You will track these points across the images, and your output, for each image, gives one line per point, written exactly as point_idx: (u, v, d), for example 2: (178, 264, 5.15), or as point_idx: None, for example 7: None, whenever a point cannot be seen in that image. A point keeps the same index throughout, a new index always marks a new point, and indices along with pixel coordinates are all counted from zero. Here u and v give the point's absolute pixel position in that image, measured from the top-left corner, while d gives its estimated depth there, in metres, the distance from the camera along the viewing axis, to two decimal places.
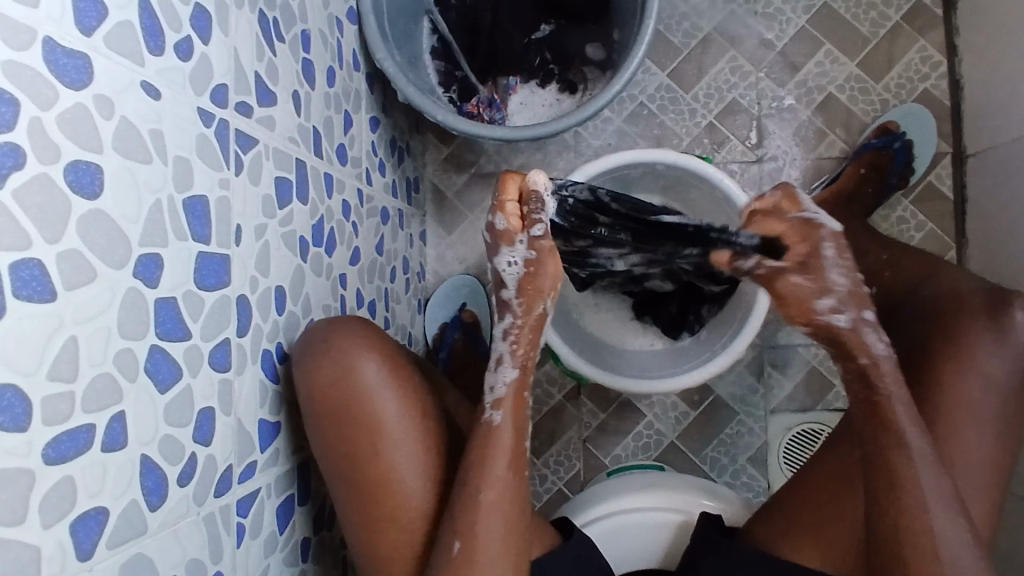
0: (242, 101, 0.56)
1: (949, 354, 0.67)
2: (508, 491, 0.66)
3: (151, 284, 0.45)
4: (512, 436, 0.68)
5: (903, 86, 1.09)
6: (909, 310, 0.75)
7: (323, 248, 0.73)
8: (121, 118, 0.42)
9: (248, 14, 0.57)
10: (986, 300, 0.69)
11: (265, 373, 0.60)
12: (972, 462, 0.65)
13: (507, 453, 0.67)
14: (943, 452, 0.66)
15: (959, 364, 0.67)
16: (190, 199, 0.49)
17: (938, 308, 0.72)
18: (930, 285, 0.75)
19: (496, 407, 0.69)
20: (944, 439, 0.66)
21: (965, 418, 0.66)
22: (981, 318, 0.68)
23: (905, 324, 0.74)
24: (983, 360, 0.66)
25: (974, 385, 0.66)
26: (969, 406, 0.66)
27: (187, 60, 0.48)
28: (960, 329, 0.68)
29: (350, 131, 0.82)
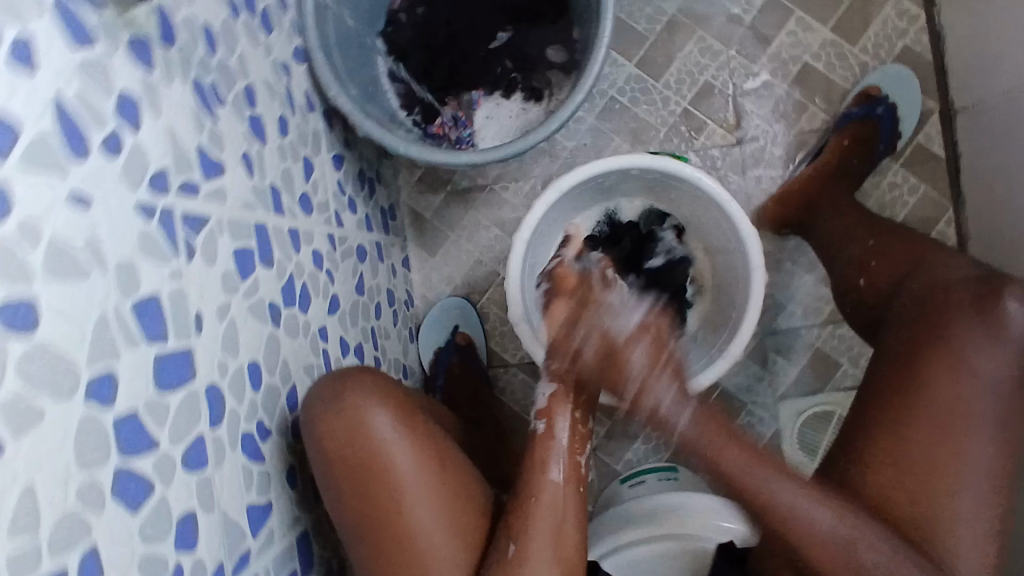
0: (185, 180, 0.53)
1: (943, 353, 0.68)
2: (557, 499, 0.69)
3: (108, 405, 0.42)
4: (566, 440, 0.73)
5: (880, 46, 1.05)
6: (902, 304, 0.77)
7: (297, 306, 0.70)
8: (52, 238, 0.39)
9: (181, 85, 0.54)
10: (976, 292, 0.71)
11: (247, 456, 0.58)
12: (970, 472, 0.65)
13: (562, 456, 0.72)
14: (935, 460, 0.66)
15: (952, 364, 0.68)
16: (139, 301, 0.46)
17: (928, 297, 0.74)
18: (917, 279, 0.77)
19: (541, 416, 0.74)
20: (937, 447, 0.66)
21: (961, 424, 0.66)
22: (971, 315, 0.70)
23: (895, 325, 0.76)
24: (976, 359, 0.67)
25: (966, 385, 0.67)
26: (963, 409, 0.66)
27: (117, 155, 0.45)
28: (948, 321, 0.71)
29: (312, 177, 0.79)
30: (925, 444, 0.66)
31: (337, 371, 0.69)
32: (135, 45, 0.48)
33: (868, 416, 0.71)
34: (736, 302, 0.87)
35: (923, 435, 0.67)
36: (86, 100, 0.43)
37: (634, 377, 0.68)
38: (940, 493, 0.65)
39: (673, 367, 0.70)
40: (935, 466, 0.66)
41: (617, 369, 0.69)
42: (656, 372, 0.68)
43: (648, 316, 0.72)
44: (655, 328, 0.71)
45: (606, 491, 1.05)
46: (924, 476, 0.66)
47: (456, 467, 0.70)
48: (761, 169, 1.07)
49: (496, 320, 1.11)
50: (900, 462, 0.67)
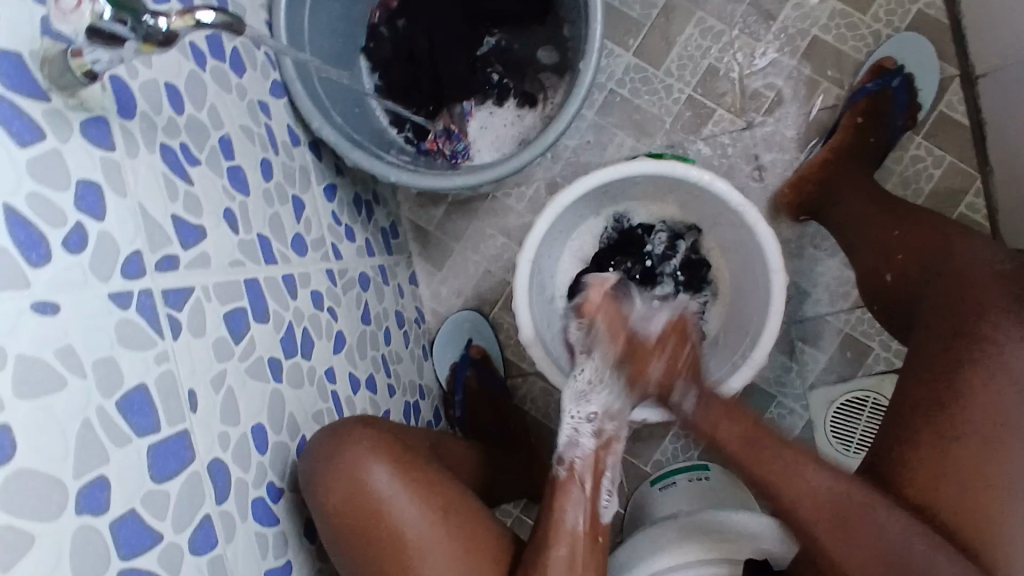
0: (163, 256, 0.51)
1: (978, 357, 0.64)
2: (570, 550, 0.65)
3: (102, 512, 0.42)
4: (587, 483, 0.69)
5: (893, 12, 0.99)
6: (930, 300, 0.73)
7: (300, 354, 0.69)
8: (17, 358, 0.38)
9: (148, 155, 0.52)
10: (1009, 287, 0.66)
11: (261, 521, 0.57)
12: (1016, 486, 0.60)
13: (582, 503, 0.68)
14: (979, 474, 0.61)
15: (989, 370, 0.63)
16: (124, 395, 0.45)
17: (958, 297, 0.69)
18: (940, 275, 0.73)
19: (563, 462, 0.71)
20: (976, 460, 0.61)
21: (1000, 435, 0.61)
22: (1007, 313, 0.65)
23: (923, 329, 0.71)
24: (1014, 363, 0.62)
25: (1007, 393, 0.62)
26: (1001, 417, 0.62)
27: (81, 251, 0.44)
28: (979, 326, 0.65)
29: (304, 216, 0.77)
30: (962, 457, 0.62)
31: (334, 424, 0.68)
32: (88, 126, 0.46)
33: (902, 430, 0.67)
34: (754, 302, 0.83)
35: (958, 448, 0.62)
36: (39, 200, 0.41)
37: (654, 382, 0.73)
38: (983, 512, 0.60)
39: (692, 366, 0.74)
40: (974, 481, 0.61)
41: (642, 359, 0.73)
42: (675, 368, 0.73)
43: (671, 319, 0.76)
44: (678, 327, 0.75)
45: (637, 495, 1.03)
46: (964, 490, 0.61)
47: (462, 516, 0.68)
48: (774, 152, 1.02)
49: (510, 330, 1.09)
50: (940, 478, 0.62)
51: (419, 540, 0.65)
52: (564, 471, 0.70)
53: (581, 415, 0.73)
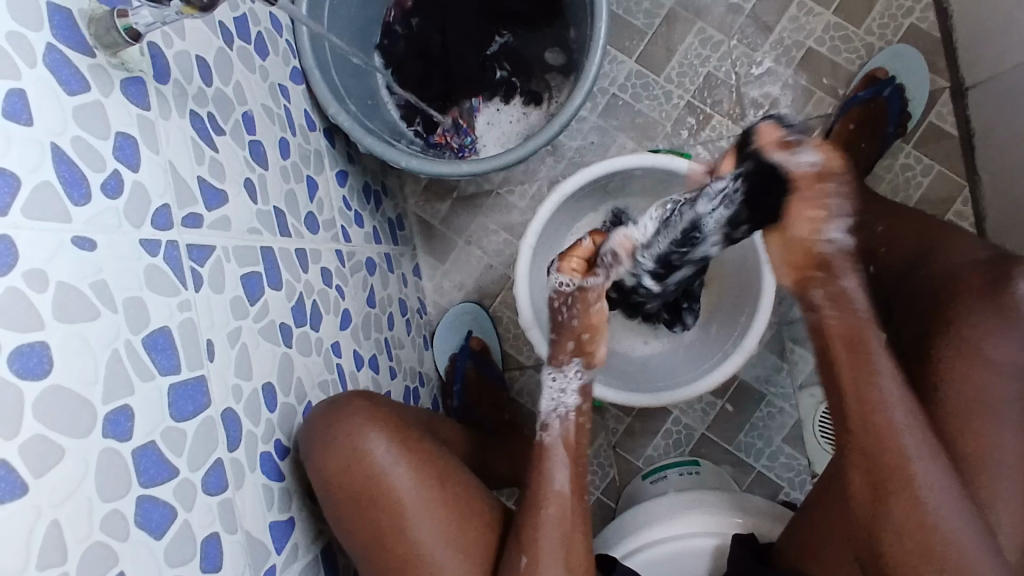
0: (189, 213, 0.54)
1: (958, 341, 0.65)
2: (563, 511, 0.68)
3: (125, 439, 0.44)
4: (567, 451, 0.71)
5: (886, 27, 1.04)
6: (907, 289, 0.75)
7: (308, 325, 0.71)
8: (58, 283, 0.41)
9: (179, 118, 0.55)
10: (986, 275, 0.68)
11: (267, 475, 0.60)
12: (998, 463, 0.62)
13: (565, 464, 0.70)
14: (963, 452, 0.63)
15: (968, 355, 0.65)
16: (149, 334, 0.47)
17: (938, 284, 0.71)
18: (926, 265, 0.75)
19: (547, 429, 0.73)
20: (963, 439, 0.64)
21: (980, 415, 0.63)
22: (982, 295, 0.66)
23: (905, 314, 0.73)
24: (991, 346, 0.64)
25: (985, 376, 0.64)
26: (982, 401, 0.63)
27: (117, 196, 0.47)
28: (958, 312, 0.67)
29: (317, 196, 0.80)
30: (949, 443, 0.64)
31: (334, 397, 0.69)
32: (127, 85, 0.50)
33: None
34: (747, 297, 0.86)
35: (945, 428, 0.64)
36: (82, 145, 0.44)
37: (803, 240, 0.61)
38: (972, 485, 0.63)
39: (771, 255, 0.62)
40: (963, 459, 0.63)
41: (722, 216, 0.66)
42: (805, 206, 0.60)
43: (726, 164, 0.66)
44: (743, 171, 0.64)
45: (629, 489, 1.04)
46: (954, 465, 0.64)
47: (455, 487, 0.69)
48: None
49: (510, 323, 1.11)
50: None
51: (413, 510, 0.65)
52: (549, 437, 0.72)
53: (564, 380, 0.74)
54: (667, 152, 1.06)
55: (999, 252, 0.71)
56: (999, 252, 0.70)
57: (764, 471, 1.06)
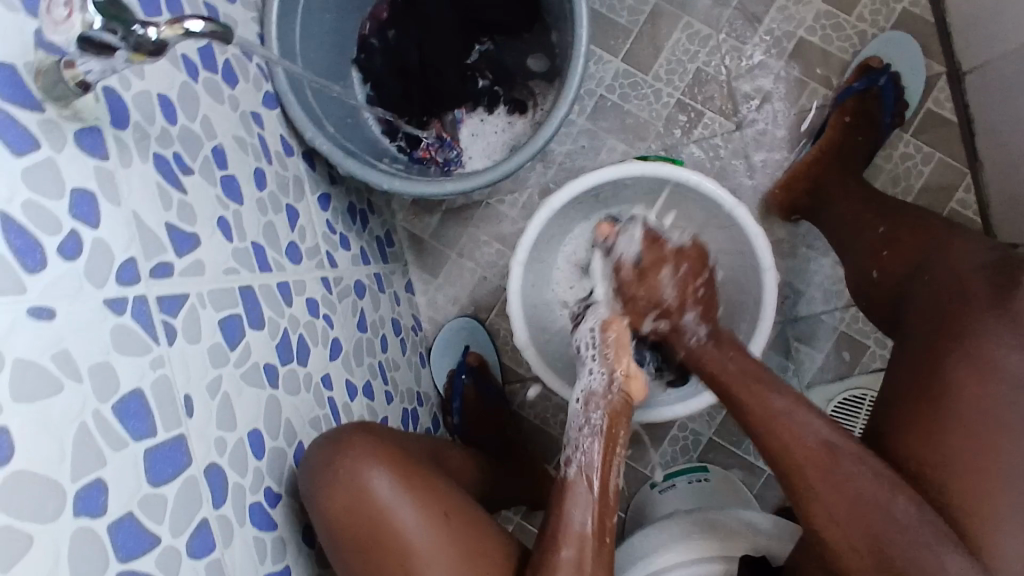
0: (158, 263, 0.52)
1: (967, 354, 0.63)
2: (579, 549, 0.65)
3: (98, 515, 0.42)
4: (596, 486, 0.68)
5: (878, 12, 1.00)
6: (919, 298, 0.72)
7: (295, 361, 0.69)
8: (15, 360, 0.38)
9: (143, 164, 0.53)
10: (992, 282, 0.65)
11: (259, 526, 0.58)
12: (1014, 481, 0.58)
13: (588, 504, 0.67)
14: (973, 473, 0.59)
15: (979, 368, 0.62)
16: (120, 399, 0.45)
17: (943, 294, 0.68)
18: (935, 264, 0.72)
19: (569, 465, 0.71)
20: (975, 457, 0.59)
21: (993, 431, 0.59)
22: (989, 307, 0.64)
23: (917, 325, 0.70)
24: (1004, 358, 0.61)
25: (996, 389, 0.60)
26: (996, 416, 0.60)
27: (77, 257, 0.44)
28: (968, 324, 0.64)
29: (298, 224, 0.78)
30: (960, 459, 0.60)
31: (338, 431, 0.67)
32: (82, 136, 0.47)
33: (899, 435, 0.65)
34: (748, 302, 0.84)
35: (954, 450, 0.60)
36: (34, 208, 0.42)
37: (665, 299, 0.79)
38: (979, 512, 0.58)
39: (706, 303, 0.80)
40: (972, 481, 0.59)
41: (655, 276, 0.80)
42: (690, 289, 0.79)
43: (693, 242, 0.83)
44: (697, 251, 0.81)
45: (637, 499, 1.02)
46: (961, 485, 0.59)
47: (462, 521, 0.67)
48: (765, 153, 1.03)
49: (507, 336, 1.09)
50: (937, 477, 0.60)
51: (420, 551, 0.63)
52: (571, 472, 0.70)
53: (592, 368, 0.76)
54: (659, 153, 1.03)
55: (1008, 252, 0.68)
56: (1006, 255, 0.68)
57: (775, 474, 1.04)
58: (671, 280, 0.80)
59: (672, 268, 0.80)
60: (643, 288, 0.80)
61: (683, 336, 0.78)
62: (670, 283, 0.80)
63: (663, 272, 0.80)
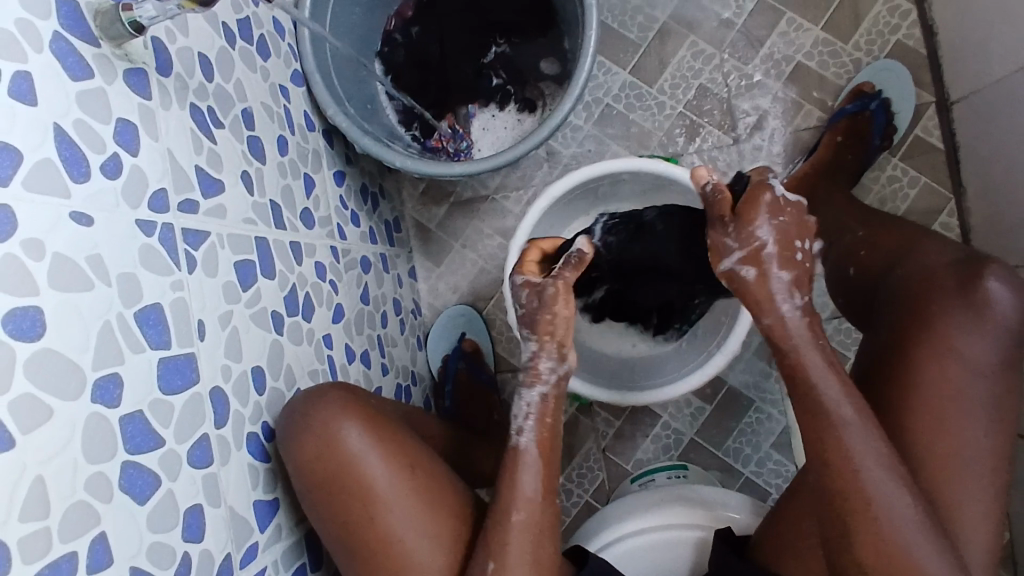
0: (185, 199, 0.57)
1: (928, 337, 0.66)
2: (536, 522, 0.65)
3: (112, 406, 0.46)
4: (541, 457, 0.68)
5: (873, 42, 1.07)
6: (885, 288, 0.75)
7: (300, 315, 0.73)
8: (54, 254, 0.43)
9: (179, 110, 0.58)
10: (961, 275, 0.68)
11: (253, 455, 0.62)
12: (965, 457, 0.63)
13: (536, 470, 0.67)
14: (938, 449, 0.63)
15: (939, 350, 0.65)
16: (141, 310, 0.50)
17: (914, 284, 0.71)
18: (906, 260, 0.75)
19: (522, 433, 0.69)
20: (939, 434, 0.63)
21: (955, 408, 0.64)
22: (954, 296, 0.67)
23: (882, 311, 0.73)
24: (967, 343, 0.65)
25: (958, 373, 0.64)
26: (959, 394, 0.64)
27: (116, 177, 0.50)
28: (936, 312, 0.67)
29: (314, 193, 0.83)
30: (923, 437, 0.64)
31: (313, 387, 0.69)
32: (130, 75, 0.53)
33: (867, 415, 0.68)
34: (732, 298, 0.88)
35: (918, 429, 0.64)
36: (83, 128, 0.47)
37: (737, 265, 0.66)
38: (938, 484, 0.63)
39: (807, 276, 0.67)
40: (936, 457, 0.63)
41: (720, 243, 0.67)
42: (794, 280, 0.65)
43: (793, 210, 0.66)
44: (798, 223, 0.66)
45: (618, 491, 1.05)
46: (922, 465, 0.64)
47: (430, 478, 0.68)
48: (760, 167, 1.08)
49: (502, 326, 1.13)
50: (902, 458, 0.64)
51: (386, 499, 0.65)
52: (525, 442, 0.68)
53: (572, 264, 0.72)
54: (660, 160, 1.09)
55: (973, 252, 0.71)
56: (969, 254, 0.71)
57: (752, 477, 1.07)
58: (733, 245, 0.66)
59: (769, 217, 0.65)
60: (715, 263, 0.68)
61: (775, 303, 0.65)
62: (769, 232, 0.65)
63: (722, 237, 0.67)
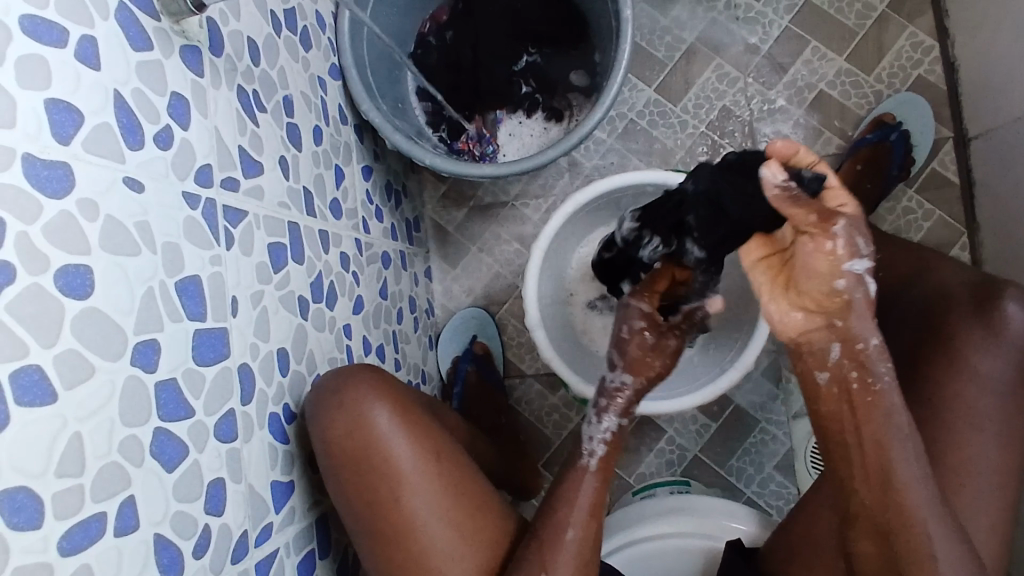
0: (227, 177, 0.58)
1: (945, 355, 0.68)
2: (580, 528, 0.67)
3: (149, 370, 0.47)
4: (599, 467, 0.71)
5: (895, 75, 1.09)
6: (902, 307, 0.77)
7: (324, 302, 0.74)
8: (106, 217, 0.44)
9: (227, 90, 0.59)
10: (976, 296, 0.69)
11: (274, 436, 0.62)
12: (982, 473, 0.65)
13: (591, 484, 0.70)
14: (948, 458, 0.65)
15: (956, 368, 0.67)
16: (182, 281, 0.51)
17: (931, 304, 0.73)
18: (922, 282, 0.76)
19: (592, 452, 0.72)
20: (949, 443, 0.66)
21: (971, 423, 0.65)
22: (970, 317, 0.68)
23: (900, 329, 0.75)
24: (981, 360, 0.66)
25: (975, 390, 0.66)
26: (972, 409, 0.66)
27: (167, 148, 0.51)
28: (955, 329, 0.69)
29: (343, 185, 0.84)
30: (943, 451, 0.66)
31: (344, 368, 0.69)
32: (185, 51, 0.54)
33: None
34: (747, 315, 0.89)
35: (929, 437, 0.67)
36: (140, 97, 0.48)
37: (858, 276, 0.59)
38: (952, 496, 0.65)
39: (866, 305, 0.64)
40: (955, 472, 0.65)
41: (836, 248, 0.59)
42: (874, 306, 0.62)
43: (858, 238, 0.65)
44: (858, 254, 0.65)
45: (619, 503, 1.05)
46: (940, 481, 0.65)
47: (453, 463, 0.69)
48: None
49: (514, 332, 1.14)
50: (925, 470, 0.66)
51: (410, 481, 0.66)
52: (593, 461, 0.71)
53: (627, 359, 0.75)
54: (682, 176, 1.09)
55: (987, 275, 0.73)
56: (985, 276, 0.72)
57: (754, 497, 1.07)
58: (863, 250, 0.59)
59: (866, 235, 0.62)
60: (823, 267, 0.60)
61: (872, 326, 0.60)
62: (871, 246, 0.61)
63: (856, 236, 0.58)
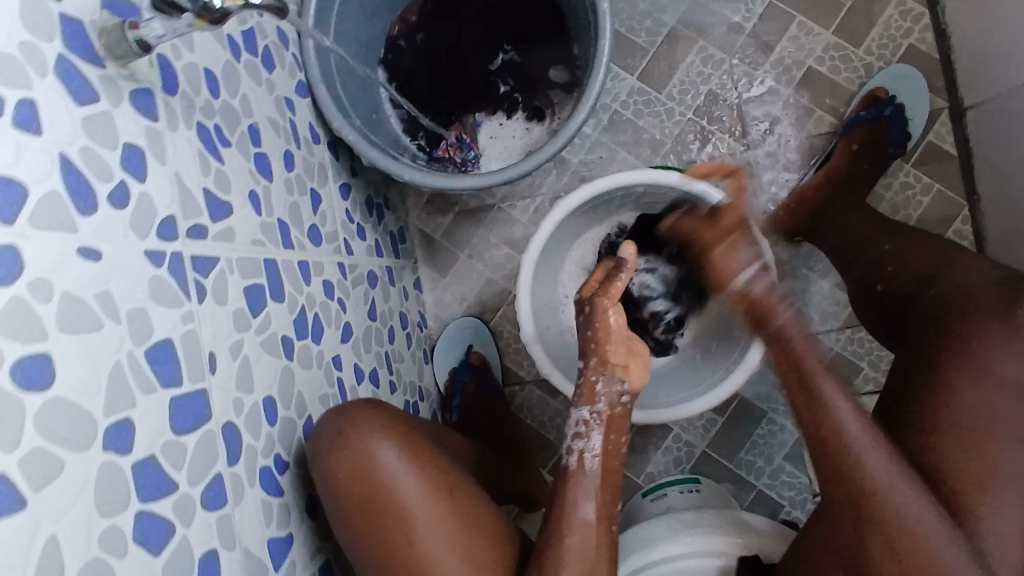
0: (194, 225, 0.54)
1: (966, 358, 0.66)
2: (587, 540, 0.63)
3: (124, 451, 0.43)
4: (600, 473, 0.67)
5: (885, 47, 1.05)
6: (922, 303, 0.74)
7: (310, 338, 0.71)
8: (63, 294, 0.40)
9: (186, 130, 0.55)
10: (1000, 297, 0.68)
11: (267, 491, 0.59)
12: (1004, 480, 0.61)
13: (593, 493, 0.65)
14: (965, 466, 0.62)
15: (979, 372, 0.65)
16: (152, 347, 0.47)
17: (949, 306, 0.70)
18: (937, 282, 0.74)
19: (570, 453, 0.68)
20: (968, 453, 0.63)
21: (992, 430, 0.63)
22: (997, 318, 0.66)
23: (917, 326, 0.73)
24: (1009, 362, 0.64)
25: (998, 394, 0.63)
26: (996, 415, 0.63)
27: (124, 206, 0.47)
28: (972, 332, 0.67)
29: (321, 209, 0.80)
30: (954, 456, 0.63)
31: (348, 408, 0.68)
32: (137, 96, 0.50)
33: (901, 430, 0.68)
34: None
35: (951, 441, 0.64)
36: (89, 154, 0.44)
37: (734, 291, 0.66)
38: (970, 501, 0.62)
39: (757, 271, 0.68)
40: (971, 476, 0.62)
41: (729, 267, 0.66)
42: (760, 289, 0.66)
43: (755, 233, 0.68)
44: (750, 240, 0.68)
45: (629, 505, 1.03)
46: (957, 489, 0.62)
47: (467, 499, 0.67)
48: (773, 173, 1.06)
49: (510, 338, 1.11)
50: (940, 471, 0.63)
51: (421, 518, 0.63)
52: (573, 460, 0.67)
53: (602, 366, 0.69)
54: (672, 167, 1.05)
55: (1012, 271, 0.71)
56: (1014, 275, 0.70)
57: (765, 490, 1.05)
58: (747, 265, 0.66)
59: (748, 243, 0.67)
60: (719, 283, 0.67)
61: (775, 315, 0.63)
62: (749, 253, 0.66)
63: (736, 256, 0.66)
